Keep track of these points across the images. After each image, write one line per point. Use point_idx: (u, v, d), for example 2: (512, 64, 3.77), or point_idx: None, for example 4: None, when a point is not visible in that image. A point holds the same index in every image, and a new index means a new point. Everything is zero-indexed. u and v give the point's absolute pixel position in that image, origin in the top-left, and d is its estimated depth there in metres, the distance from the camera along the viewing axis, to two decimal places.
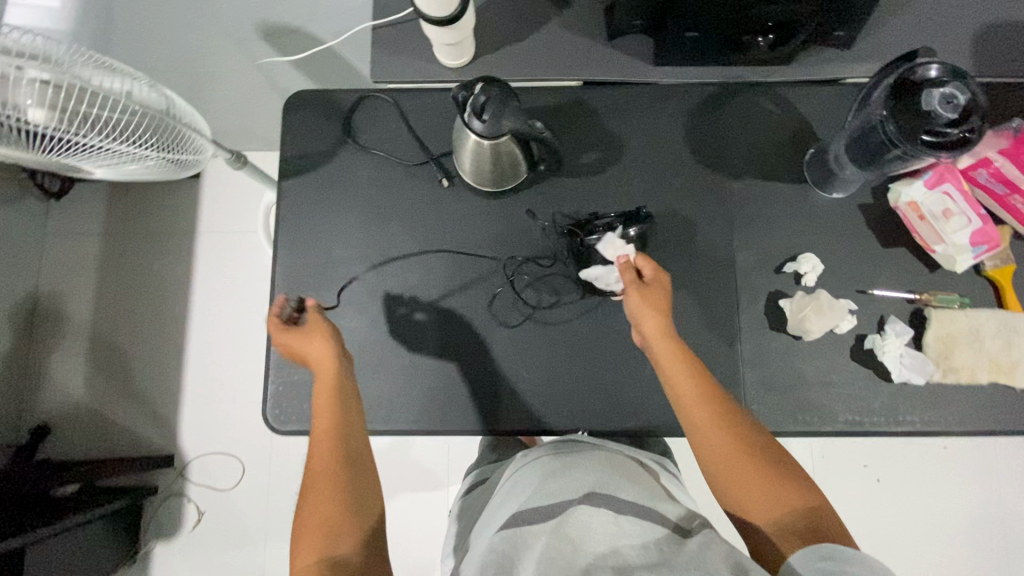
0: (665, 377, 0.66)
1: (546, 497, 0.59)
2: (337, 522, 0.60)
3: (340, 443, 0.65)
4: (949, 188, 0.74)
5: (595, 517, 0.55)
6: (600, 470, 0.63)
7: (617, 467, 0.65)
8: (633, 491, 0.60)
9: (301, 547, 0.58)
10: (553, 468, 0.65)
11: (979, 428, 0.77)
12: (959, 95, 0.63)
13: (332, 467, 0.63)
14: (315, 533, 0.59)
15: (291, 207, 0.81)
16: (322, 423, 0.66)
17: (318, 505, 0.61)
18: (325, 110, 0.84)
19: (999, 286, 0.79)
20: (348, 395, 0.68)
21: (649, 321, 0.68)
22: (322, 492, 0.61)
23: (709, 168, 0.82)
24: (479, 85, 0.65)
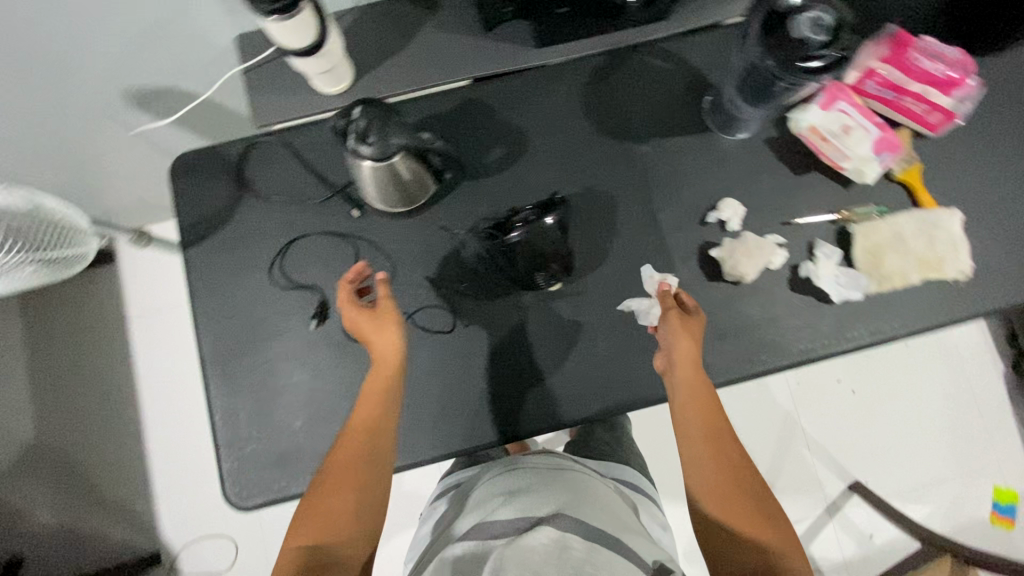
0: (684, 395, 0.69)
1: (517, 510, 0.70)
2: (339, 524, 0.62)
3: (369, 444, 0.66)
4: (844, 105, 0.77)
5: (566, 536, 0.63)
6: (574, 492, 0.73)
7: (587, 489, 0.75)
8: (603, 515, 0.69)
9: (298, 528, 0.62)
10: (521, 485, 0.75)
11: (925, 326, 0.79)
12: (824, 16, 0.63)
13: (352, 470, 0.64)
14: (317, 525, 0.61)
15: (203, 273, 0.77)
16: (360, 419, 0.66)
17: (325, 499, 0.63)
18: (214, 166, 0.80)
19: (910, 187, 0.81)
20: (392, 399, 0.68)
21: (685, 346, 0.69)
22: (335, 489, 0.63)
23: (614, 138, 0.82)
24: (357, 109, 0.62)
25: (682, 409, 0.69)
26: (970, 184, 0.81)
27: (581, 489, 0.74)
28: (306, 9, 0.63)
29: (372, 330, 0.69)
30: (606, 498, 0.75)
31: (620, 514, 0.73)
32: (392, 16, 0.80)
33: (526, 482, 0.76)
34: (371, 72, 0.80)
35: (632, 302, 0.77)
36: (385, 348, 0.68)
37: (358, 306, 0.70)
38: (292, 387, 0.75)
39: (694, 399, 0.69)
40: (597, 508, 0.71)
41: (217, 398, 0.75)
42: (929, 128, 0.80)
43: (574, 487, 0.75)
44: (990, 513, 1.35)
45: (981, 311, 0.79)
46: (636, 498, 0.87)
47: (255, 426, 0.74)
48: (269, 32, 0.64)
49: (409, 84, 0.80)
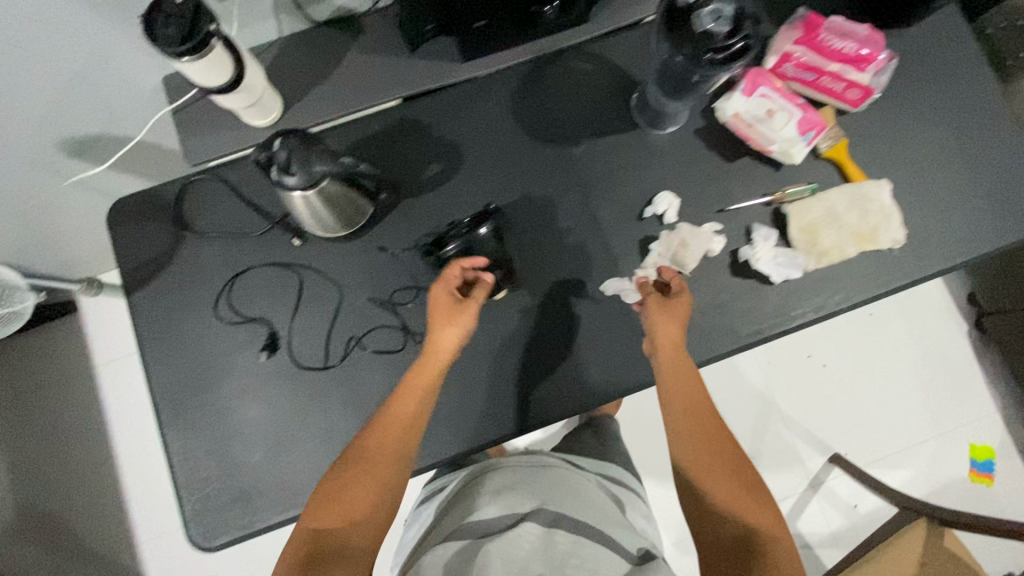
0: (678, 371, 0.71)
1: (500, 508, 0.71)
2: (359, 511, 0.62)
3: (397, 439, 0.66)
4: (765, 90, 0.79)
5: (552, 532, 0.66)
6: (554, 487, 0.75)
7: (567, 484, 0.78)
8: (586, 509, 0.73)
9: (315, 511, 0.62)
10: (503, 483, 0.76)
11: (864, 297, 0.81)
12: (724, 8, 0.64)
13: (377, 463, 0.64)
14: (334, 514, 0.62)
15: (148, 317, 0.77)
16: (393, 413, 0.67)
17: (346, 488, 0.63)
18: (152, 209, 0.80)
19: (839, 163, 0.83)
20: (427, 396, 0.68)
21: (661, 325, 0.71)
22: (358, 481, 0.63)
23: (547, 143, 0.83)
24: (277, 141, 0.62)
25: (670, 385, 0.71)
26: (895, 156, 0.84)
27: (560, 484, 0.77)
28: (219, 44, 0.63)
29: (449, 318, 0.67)
30: (588, 492, 0.77)
31: (600, 505, 0.76)
32: (317, 44, 0.81)
33: (507, 480, 0.77)
34: (300, 101, 0.81)
35: (611, 282, 0.79)
36: (444, 342, 0.68)
37: (456, 300, 0.68)
38: (248, 422, 0.75)
39: (681, 376, 0.70)
40: (580, 503, 0.74)
41: (174, 442, 0.75)
42: (850, 105, 0.81)
43: (553, 483, 0.77)
44: (969, 471, 1.37)
45: (917, 277, 0.82)
46: (619, 491, 0.89)
47: (216, 465, 0.74)
48: (185, 72, 0.64)
49: (340, 109, 0.81)
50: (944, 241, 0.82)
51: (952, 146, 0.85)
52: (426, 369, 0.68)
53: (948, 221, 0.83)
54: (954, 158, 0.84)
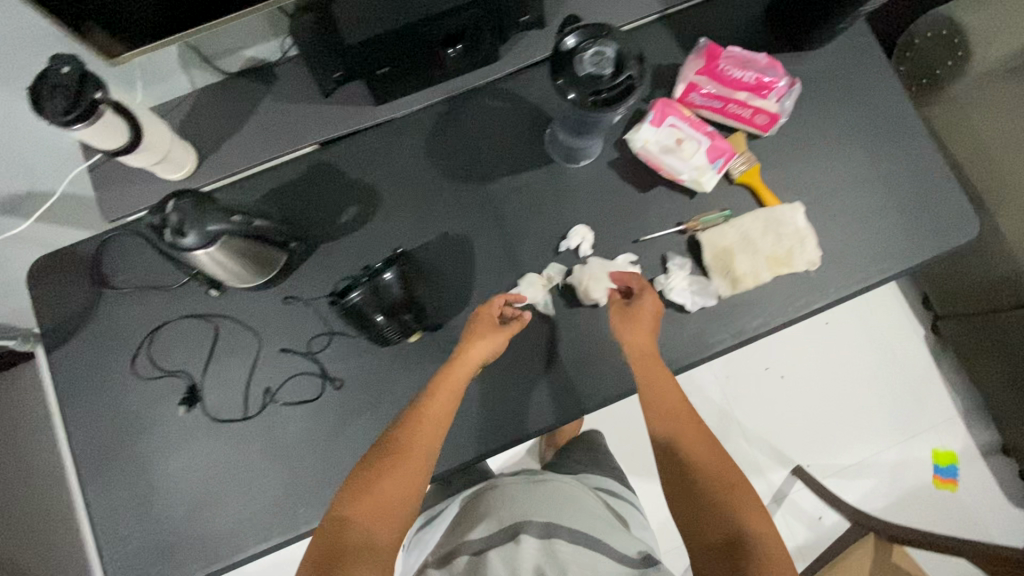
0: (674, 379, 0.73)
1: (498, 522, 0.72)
2: (389, 504, 0.61)
3: (431, 438, 0.67)
4: (673, 120, 0.81)
5: (556, 541, 0.66)
6: (553, 499, 0.75)
7: (565, 496, 0.78)
8: (587, 517, 0.73)
9: (347, 499, 0.61)
10: (501, 501, 0.77)
11: (783, 320, 0.81)
12: (605, 50, 0.64)
13: (409, 458, 0.65)
14: (365, 505, 0.60)
15: (68, 374, 0.77)
16: (426, 415, 0.69)
17: (378, 479, 0.62)
18: (70, 266, 0.80)
19: (752, 188, 0.83)
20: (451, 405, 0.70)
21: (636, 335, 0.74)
22: (387, 474, 0.63)
23: (463, 182, 0.84)
24: (169, 203, 0.63)
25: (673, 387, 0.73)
26: (808, 178, 0.84)
27: (559, 496, 0.77)
28: (108, 108, 0.64)
29: (484, 336, 0.73)
30: (587, 504, 0.77)
31: (600, 515, 0.76)
32: (229, 95, 0.82)
33: (504, 498, 0.77)
34: (212, 153, 0.82)
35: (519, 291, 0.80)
36: (474, 356, 0.73)
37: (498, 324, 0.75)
38: (170, 476, 0.76)
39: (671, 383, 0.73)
40: (581, 513, 0.74)
41: (94, 500, 0.75)
42: (760, 129, 0.82)
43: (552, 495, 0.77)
44: (933, 477, 1.36)
45: (834, 298, 0.82)
46: (617, 501, 0.88)
47: (137, 522, 0.75)
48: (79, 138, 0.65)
49: (253, 159, 0.82)
50: (861, 260, 0.83)
51: (864, 165, 0.85)
52: (453, 380, 0.72)
53: (865, 240, 0.83)
54: (868, 176, 0.85)
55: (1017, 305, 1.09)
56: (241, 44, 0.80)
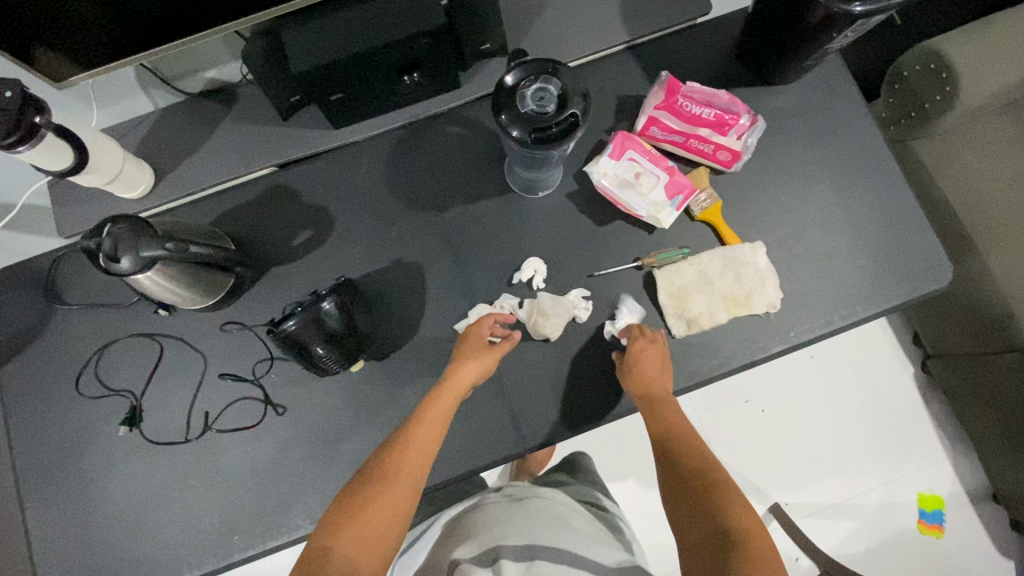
0: (664, 403, 0.71)
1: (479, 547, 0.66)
2: (370, 528, 0.57)
3: (425, 458, 0.64)
4: (633, 153, 0.79)
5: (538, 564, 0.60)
6: (538, 516, 0.69)
7: (548, 511, 0.71)
8: (572, 535, 0.67)
9: (329, 529, 0.57)
10: (483, 519, 0.71)
11: (739, 363, 0.78)
12: (547, 88, 0.64)
13: (400, 480, 0.61)
14: (350, 534, 0.56)
15: (15, 390, 0.78)
16: (418, 435, 0.65)
17: (362, 508, 0.58)
18: (28, 282, 0.81)
19: (714, 225, 0.81)
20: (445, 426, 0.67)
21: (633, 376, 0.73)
22: (371, 501, 0.58)
23: (419, 208, 0.83)
24: (107, 227, 0.64)
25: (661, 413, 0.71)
26: (772, 217, 0.82)
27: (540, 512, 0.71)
28: (50, 132, 0.64)
29: (475, 355, 0.72)
30: (576, 522, 0.70)
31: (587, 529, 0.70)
32: (190, 116, 0.83)
33: (485, 518, 0.71)
34: (170, 171, 0.82)
35: (465, 320, 0.79)
36: (466, 378, 0.70)
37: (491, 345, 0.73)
38: (108, 497, 0.75)
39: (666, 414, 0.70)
40: (570, 532, 0.67)
41: (33, 517, 0.75)
42: (723, 165, 0.80)
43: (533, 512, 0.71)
44: (917, 523, 1.31)
45: (796, 342, 0.79)
46: (608, 515, 0.81)
47: (72, 541, 0.74)
48: (22, 159, 0.65)
49: (210, 179, 0.82)
50: (823, 304, 0.80)
51: (832, 205, 0.82)
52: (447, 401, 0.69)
53: (828, 283, 0.80)
54: (835, 216, 0.82)
55: (1001, 349, 1.04)
56: (202, 67, 0.81)
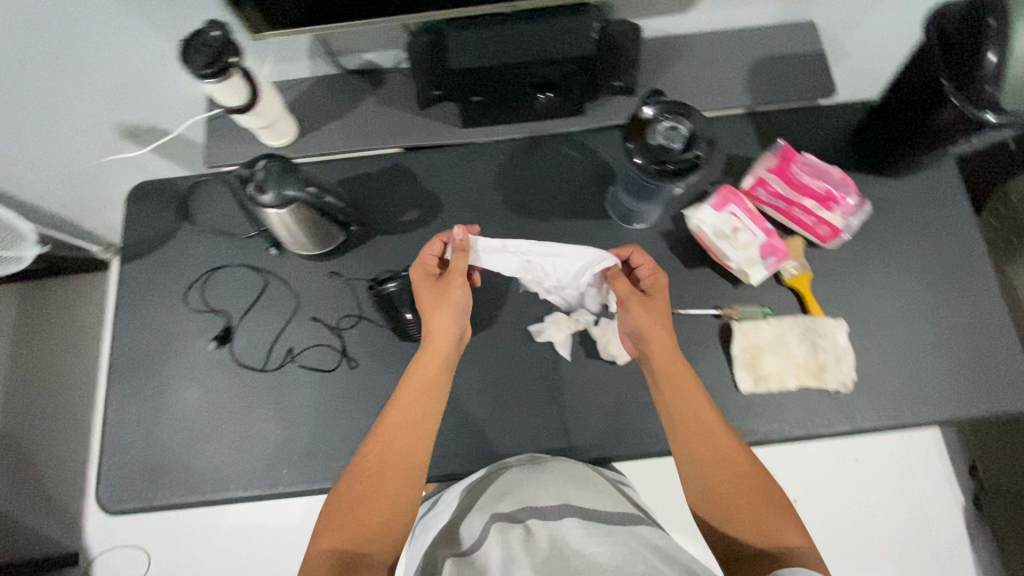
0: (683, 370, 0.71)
1: (513, 504, 0.68)
2: (370, 527, 0.62)
3: (411, 441, 0.66)
4: (734, 208, 0.81)
5: (564, 527, 0.62)
6: (556, 479, 0.71)
7: (573, 475, 0.73)
8: (595, 499, 0.68)
9: (326, 532, 0.62)
10: (515, 481, 0.73)
11: (798, 433, 0.79)
12: (679, 125, 0.68)
13: (386, 472, 0.65)
14: (349, 531, 0.62)
15: (130, 289, 0.86)
16: (393, 421, 0.67)
17: (356, 508, 0.63)
18: (167, 197, 0.90)
19: (800, 294, 0.83)
20: (433, 404, 0.69)
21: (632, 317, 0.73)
22: (363, 500, 0.63)
23: (521, 214, 0.89)
24: (261, 162, 0.71)
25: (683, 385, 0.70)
26: (858, 299, 0.83)
27: (562, 475, 0.72)
28: (237, 72, 0.73)
29: (434, 304, 0.72)
30: (598, 483, 0.73)
31: (615, 495, 0.71)
32: (339, 87, 0.92)
33: (515, 479, 0.73)
34: (311, 131, 0.91)
35: (545, 328, 0.84)
36: (440, 328, 0.71)
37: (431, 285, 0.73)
38: (182, 402, 0.81)
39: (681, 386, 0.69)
40: (592, 494, 0.69)
41: (113, 404, 0.81)
42: (821, 239, 0.82)
43: (553, 477, 0.72)
44: None
45: (859, 427, 0.79)
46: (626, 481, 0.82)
47: (139, 435, 0.80)
48: (205, 91, 0.74)
49: (343, 145, 0.90)
50: (894, 395, 0.80)
51: (920, 303, 0.83)
52: (425, 363, 0.70)
53: (902, 376, 0.80)
54: (921, 313, 0.82)
55: None
56: (363, 48, 0.91)
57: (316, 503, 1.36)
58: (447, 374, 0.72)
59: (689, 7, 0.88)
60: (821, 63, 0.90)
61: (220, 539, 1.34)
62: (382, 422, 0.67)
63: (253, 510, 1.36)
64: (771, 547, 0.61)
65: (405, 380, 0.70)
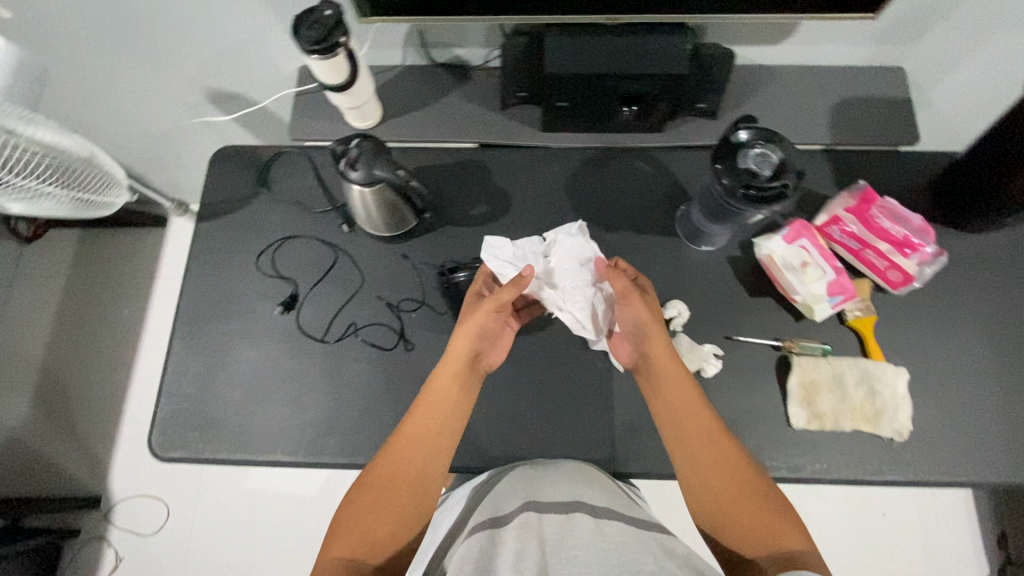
0: (687, 389, 0.73)
1: (526, 496, 0.69)
2: (376, 537, 0.64)
3: (422, 455, 0.70)
4: (805, 242, 0.81)
5: (591, 524, 0.63)
6: (569, 478, 0.73)
7: (584, 476, 0.74)
8: (610, 500, 0.69)
9: (334, 541, 0.64)
10: (526, 475, 0.75)
11: (845, 476, 0.78)
12: (770, 154, 0.69)
13: (397, 483, 0.68)
14: (355, 537, 0.64)
15: (204, 246, 0.89)
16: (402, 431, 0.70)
17: (366, 517, 0.65)
18: (248, 163, 0.93)
19: (862, 336, 0.82)
20: (443, 417, 0.72)
21: (631, 311, 0.77)
22: (373, 510, 0.66)
23: (589, 222, 0.90)
24: (355, 140, 0.73)
25: (678, 406, 0.73)
26: (921, 349, 0.82)
27: (574, 475, 0.73)
28: (343, 52, 0.75)
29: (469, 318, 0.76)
30: (607, 485, 0.74)
31: (628, 501, 0.72)
32: (426, 77, 0.94)
33: (527, 475, 0.75)
34: (394, 116, 0.93)
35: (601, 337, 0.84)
36: (462, 347, 0.75)
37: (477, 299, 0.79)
38: (240, 362, 0.83)
39: (679, 405, 0.73)
40: (606, 495, 0.70)
41: (175, 355, 0.84)
42: (890, 284, 0.82)
43: (561, 477, 0.73)
44: None
45: (909, 478, 0.77)
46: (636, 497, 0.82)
47: (197, 388, 0.82)
48: (309, 66, 0.77)
49: (423, 133, 0.92)
50: (950, 452, 0.78)
51: (984, 361, 0.81)
52: (443, 381, 0.73)
53: (959, 432, 0.79)
54: (985, 373, 0.81)
55: None
56: (456, 43, 0.93)
57: (333, 481, 1.37)
58: (462, 394, 0.74)
59: (783, 39, 0.89)
60: (908, 109, 0.90)
61: (238, 502, 1.37)
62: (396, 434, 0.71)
63: (273, 478, 1.38)
64: (774, 550, 0.63)
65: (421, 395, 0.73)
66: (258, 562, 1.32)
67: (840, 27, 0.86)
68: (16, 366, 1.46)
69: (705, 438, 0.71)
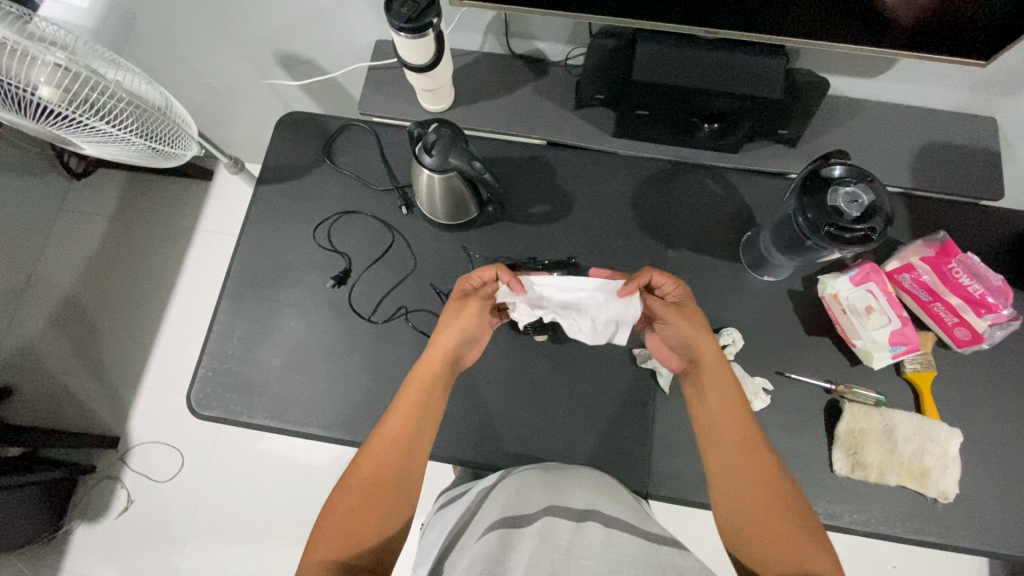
0: (722, 393, 0.73)
1: (546, 498, 0.67)
2: (364, 534, 0.65)
3: (403, 455, 0.69)
4: (874, 286, 0.78)
5: (620, 536, 0.61)
6: (587, 485, 0.71)
7: (601, 484, 0.72)
8: (632, 514, 0.67)
9: (320, 542, 0.64)
10: (542, 477, 0.73)
11: (883, 530, 0.75)
12: (862, 195, 0.67)
13: (382, 483, 0.67)
14: (336, 536, 0.64)
15: (262, 209, 0.88)
16: (385, 431, 0.69)
17: (352, 517, 0.65)
18: (314, 132, 0.92)
19: (918, 392, 0.80)
20: (424, 416, 0.71)
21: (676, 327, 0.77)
22: (358, 511, 0.66)
23: (650, 235, 0.88)
24: (433, 125, 0.71)
25: (712, 408, 0.73)
26: (977, 412, 0.79)
27: (594, 483, 0.72)
28: (432, 33, 0.73)
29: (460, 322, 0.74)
30: (628, 497, 0.72)
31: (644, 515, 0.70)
32: (502, 67, 0.93)
33: (541, 477, 0.73)
34: (468, 102, 0.91)
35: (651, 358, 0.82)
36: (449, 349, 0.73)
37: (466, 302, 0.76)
38: (285, 330, 0.83)
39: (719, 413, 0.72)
40: (628, 508, 0.69)
41: (222, 313, 0.84)
42: (956, 342, 0.79)
43: (571, 481, 0.72)
44: None
45: (949, 541, 0.75)
46: None
47: (240, 349, 0.82)
48: (395, 44, 0.75)
49: (493, 124, 0.91)
50: (994, 521, 0.76)
51: None
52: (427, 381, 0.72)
53: (1008, 502, 0.76)
54: None
55: None
56: (538, 37, 0.91)
57: (347, 454, 1.38)
58: (446, 388, 0.74)
59: (876, 75, 0.85)
60: (998, 163, 0.87)
61: (253, 461, 1.38)
62: (382, 433, 0.69)
63: (290, 443, 1.38)
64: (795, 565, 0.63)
65: (403, 392, 0.71)
66: (264, 523, 1.34)
67: (943, 71, 0.82)
68: (51, 298, 1.48)
69: (727, 451, 0.71)
